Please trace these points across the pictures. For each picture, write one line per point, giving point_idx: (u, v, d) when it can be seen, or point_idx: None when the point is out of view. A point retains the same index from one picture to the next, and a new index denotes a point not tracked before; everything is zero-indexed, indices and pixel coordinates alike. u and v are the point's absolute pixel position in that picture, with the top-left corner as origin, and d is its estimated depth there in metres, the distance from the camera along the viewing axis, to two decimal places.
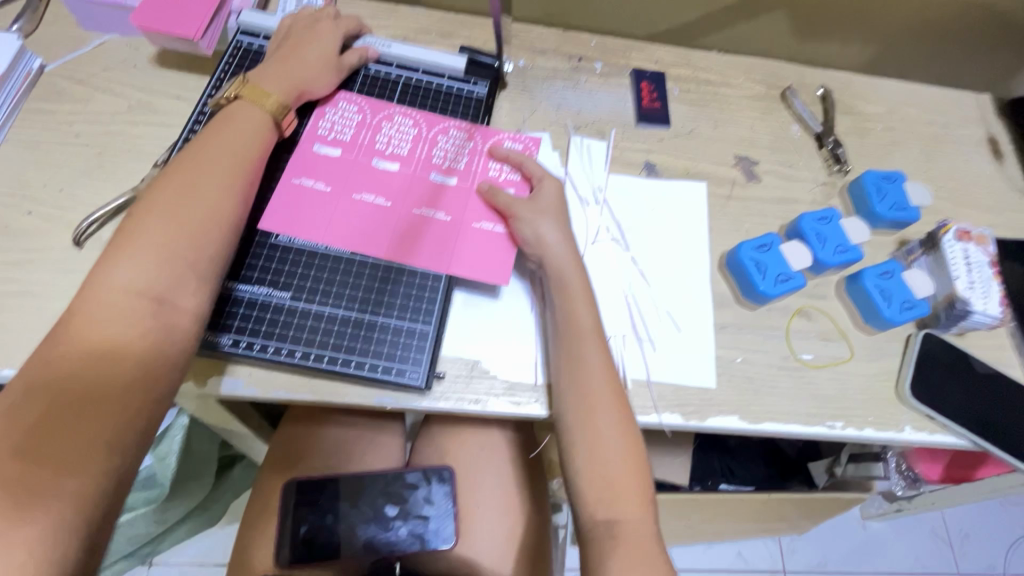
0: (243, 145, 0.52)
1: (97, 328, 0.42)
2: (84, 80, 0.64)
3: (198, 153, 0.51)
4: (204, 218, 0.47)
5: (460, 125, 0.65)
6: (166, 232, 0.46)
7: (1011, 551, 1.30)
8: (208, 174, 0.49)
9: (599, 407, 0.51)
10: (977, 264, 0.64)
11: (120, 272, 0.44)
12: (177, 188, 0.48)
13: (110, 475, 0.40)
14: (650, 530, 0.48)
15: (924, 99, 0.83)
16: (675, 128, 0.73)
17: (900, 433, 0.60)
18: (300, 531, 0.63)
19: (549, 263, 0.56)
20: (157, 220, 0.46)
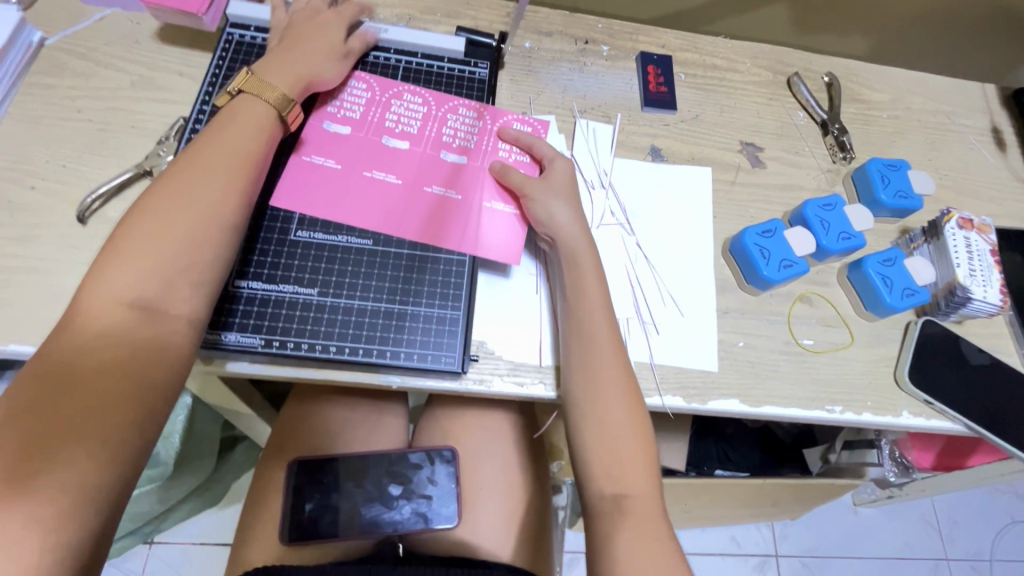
0: (242, 149, 0.50)
1: (103, 342, 0.41)
2: (85, 54, 0.63)
3: (194, 155, 0.48)
4: (204, 232, 0.46)
5: (470, 105, 0.65)
6: (160, 244, 0.44)
7: (998, 538, 1.32)
8: (202, 176, 0.47)
9: (611, 385, 0.51)
10: (978, 253, 0.65)
11: (120, 284, 0.42)
12: (173, 194, 0.46)
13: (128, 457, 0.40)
14: (655, 507, 0.49)
15: (930, 88, 0.83)
16: (681, 113, 0.73)
17: (897, 418, 0.61)
18: (304, 509, 0.64)
19: (561, 243, 0.56)
20: (152, 227, 0.44)
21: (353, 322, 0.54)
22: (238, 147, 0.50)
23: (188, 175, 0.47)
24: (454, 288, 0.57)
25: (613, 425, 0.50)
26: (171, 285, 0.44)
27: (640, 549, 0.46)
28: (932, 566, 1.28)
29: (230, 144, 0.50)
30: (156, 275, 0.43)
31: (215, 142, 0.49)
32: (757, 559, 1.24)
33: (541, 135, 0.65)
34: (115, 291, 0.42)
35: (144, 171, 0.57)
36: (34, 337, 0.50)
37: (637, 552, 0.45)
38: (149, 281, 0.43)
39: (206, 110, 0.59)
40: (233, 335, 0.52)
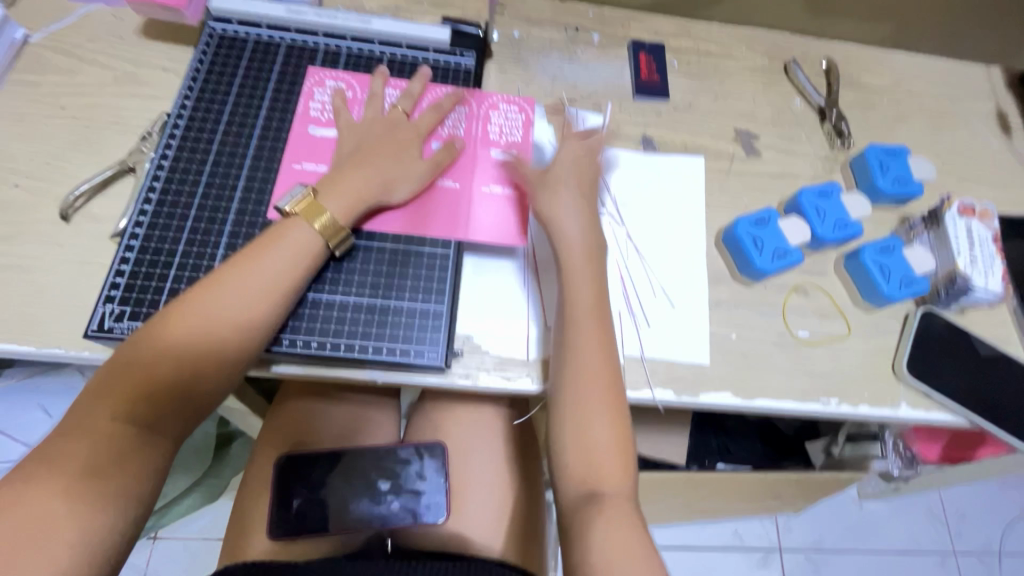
0: (306, 252, 0.50)
1: (160, 379, 0.44)
2: (68, 51, 0.62)
3: (261, 240, 0.50)
4: (264, 292, 0.48)
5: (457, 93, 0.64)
6: (215, 329, 0.46)
7: (1006, 532, 1.30)
8: (268, 267, 0.48)
9: (589, 381, 0.50)
10: (979, 240, 0.63)
11: (183, 332, 0.45)
12: (249, 276, 0.48)
13: (138, 461, 0.43)
14: (631, 494, 0.48)
15: (932, 71, 0.80)
16: (673, 101, 0.71)
17: (895, 410, 0.59)
18: (293, 505, 0.65)
19: (559, 244, 0.55)
20: (206, 309, 0.46)
21: (339, 318, 0.53)
22: (302, 240, 0.50)
23: (256, 265, 0.48)
24: (438, 285, 0.56)
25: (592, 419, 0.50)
26: (213, 370, 0.46)
27: (615, 545, 0.44)
28: (939, 559, 1.26)
29: (294, 238, 0.50)
30: (204, 359, 0.45)
31: (283, 235, 0.50)
32: (760, 553, 1.23)
33: (526, 113, 0.65)
34: (166, 350, 0.45)
35: (127, 167, 0.57)
36: (15, 334, 0.50)
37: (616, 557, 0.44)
38: (194, 361, 0.45)
39: (187, 105, 0.58)
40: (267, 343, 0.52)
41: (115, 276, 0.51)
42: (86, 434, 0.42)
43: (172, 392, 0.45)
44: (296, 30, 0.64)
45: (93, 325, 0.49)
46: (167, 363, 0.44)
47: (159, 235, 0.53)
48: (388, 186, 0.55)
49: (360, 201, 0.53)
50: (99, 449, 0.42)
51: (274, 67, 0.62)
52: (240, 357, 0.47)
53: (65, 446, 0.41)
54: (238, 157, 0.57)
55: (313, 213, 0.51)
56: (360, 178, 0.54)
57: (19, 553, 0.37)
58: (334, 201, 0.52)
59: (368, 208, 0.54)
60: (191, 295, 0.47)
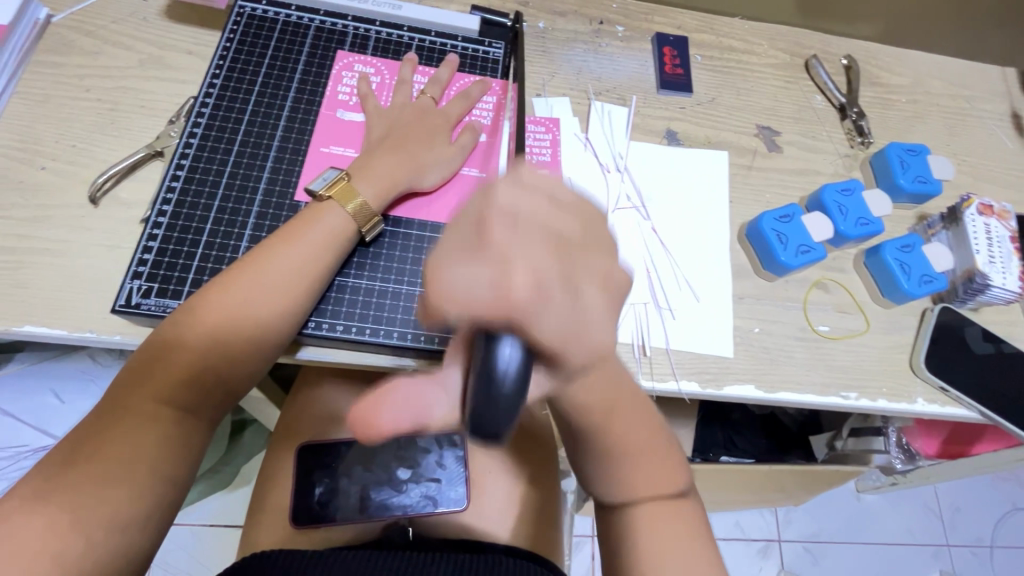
0: (339, 235, 0.51)
1: (197, 360, 0.45)
2: (92, 32, 0.62)
3: (293, 224, 0.50)
4: (299, 278, 0.48)
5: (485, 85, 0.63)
6: (252, 309, 0.46)
7: (999, 525, 1.33)
8: (302, 252, 0.49)
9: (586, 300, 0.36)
10: (998, 239, 0.64)
11: (219, 315, 0.45)
12: (284, 261, 0.48)
13: (172, 442, 0.43)
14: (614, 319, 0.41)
15: (950, 71, 0.81)
16: (697, 96, 0.72)
17: (911, 405, 0.60)
18: (316, 493, 0.65)
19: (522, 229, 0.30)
20: (245, 290, 0.46)
21: (367, 304, 0.54)
22: (335, 227, 0.50)
23: (291, 247, 0.48)
24: None
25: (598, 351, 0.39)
26: (249, 349, 0.47)
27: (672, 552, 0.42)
28: (933, 552, 1.29)
29: (327, 222, 0.50)
30: (241, 342, 0.46)
31: (317, 218, 0.50)
32: (760, 544, 1.26)
33: (553, 132, 0.65)
34: (205, 330, 0.45)
35: (155, 151, 0.57)
36: (46, 317, 0.50)
37: (670, 550, 0.42)
38: (231, 344, 0.46)
39: (216, 84, 0.58)
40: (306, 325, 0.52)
41: (143, 254, 0.51)
42: (125, 414, 0.42)
43: (211, 371, 0.45)
44: (325, 13, 0.63)
45: (120, 300, 0.49)
46: (206, 342, 0.45)
47: (187, 215, 0.53)
48: (420, 171, 0.56)
49: (392, 186, 0.54)
50: (137, 429, 0.42)
51: (303, 49, 0.61)
52: (275, 336, 0.48)
53: (106, 425, 0.42)
54: (266, 139, 0.57)
55: (344, 197, 0.52)
56: (392, 163, 0.54)
57: (63, 529, 0.38)
58: (367, 185, 0.53)
59: (399, 193, 0.55)
60: (227, 279, 0.47)
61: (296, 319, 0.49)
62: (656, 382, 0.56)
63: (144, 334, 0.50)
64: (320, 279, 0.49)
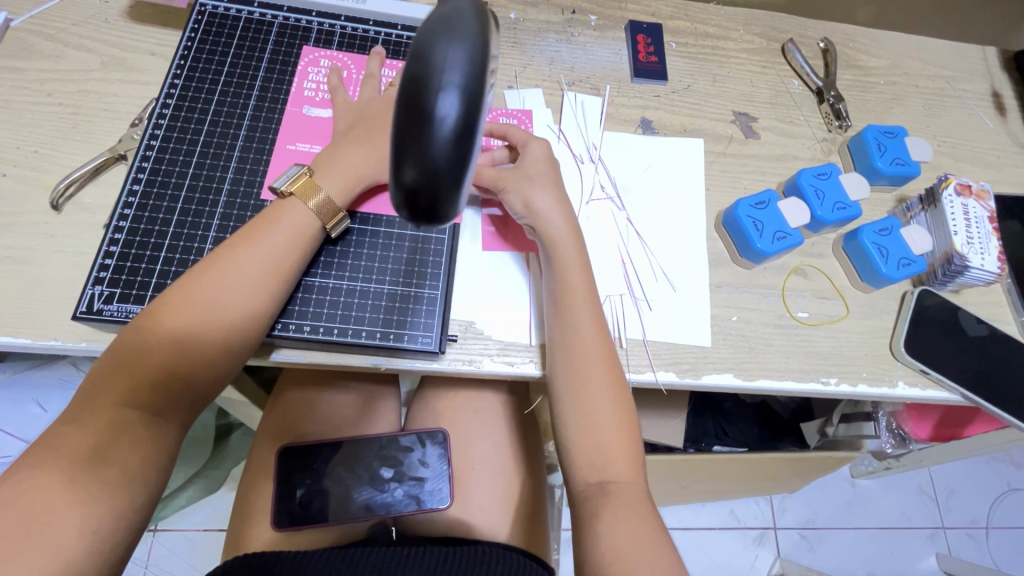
0: (302, 233, 0.50)
1: (157, 364, 0.43)
2: (52, 36, 0.60)
3: (257, 223, 0.49)
4: (263, 278, 0.47)
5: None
6: (217, 313, 0.45)
7: (994, 507, 1.34)
8: (266, 251, 0.48)
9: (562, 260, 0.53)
10: (976, 220, 0.63)
11: (179, 317, 0.44)
12: (247, 261, 0.47)
13: (137, 448, 0.43)
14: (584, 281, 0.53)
15: (929, 51, 0.80)
16: (672, 84, 0.71)
17: (893, 389, 0.60)
18: (296, 495, 0.65)
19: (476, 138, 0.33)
20: (208, 293, 0.45)
21: (337, 303, 0.53)
22: (300, 226, 0.50)
23: (254, 247, 0.47)
24: (432, 269, 0.56)
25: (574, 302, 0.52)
26: (213, 353, 0.45)
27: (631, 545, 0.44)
28: (929, 534, 1.29)
29: (291, 221, 0.49)
30: (205, 346, 0.45)
31: (280, 218, 0.49)
32: (756, 533, 1.25)
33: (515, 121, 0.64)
34: (166, 335, 0.44)
35: (118, 155, 0.56)
36: (10, 327, 0.49)
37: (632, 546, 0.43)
38: (193, 348, 0.44)
39: (177, 84, 0.57)
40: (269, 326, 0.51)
41: (104, 258, 0.50)
42: (91, 420, 0.42)
43: (176, 377, 0.44)
44: (289, 10, 0.62)
45: (81, 307, 0.48)
46: (170, 349, 0.44)
47: (149, 217, 0.52)
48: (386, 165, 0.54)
49: (357, 181, 0.53)
50: (103, 435, 0.41)
51: (266, 46, 0.60)
52: (242, 339, 0.46)
53: (71, 429, 0.41)
54: (229, 139, 0.56)
55: (306, 191, 0.51)
56: (357, 157, 0.53)
57: (24, 536, 0.37)
58: (330, 181, 0.52)
59: (365, 188, 0.54)
60: (190, 280, 0.46)
61: (265, 322, 0.48)
62: (632, 374, 0.56)
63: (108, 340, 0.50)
64: (285, 279, 0.48)
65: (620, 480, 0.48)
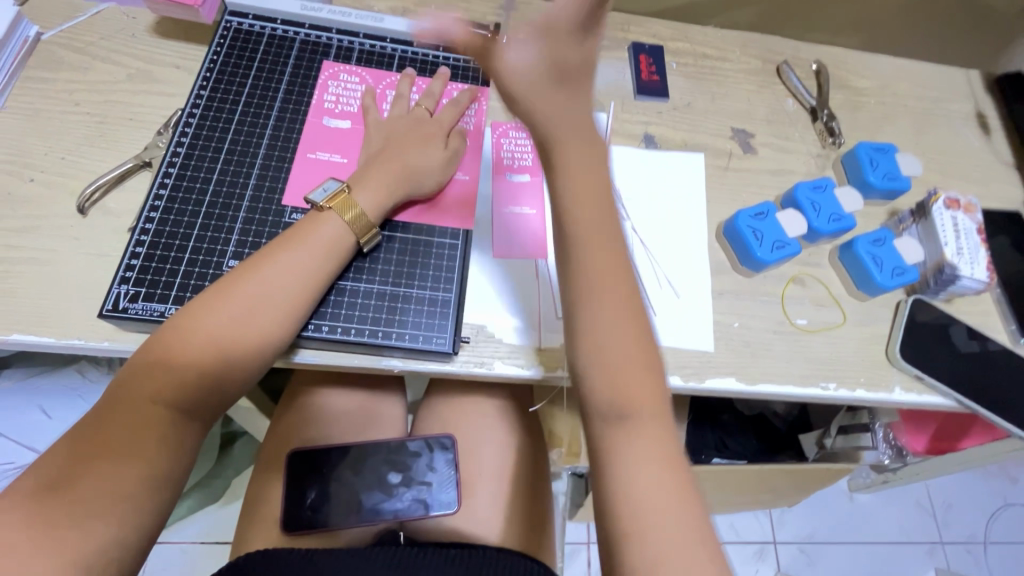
0: (336, 242, 0.52)
1: (190, 366, 0.45)
2: (82, 48, 0.63)
3: (292, 235, 0.51)
4: (296, 292, 0.49)
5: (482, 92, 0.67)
6: (252, 311, 0.47)
7: (991, 521, 1.34)
8: (299, 264, 0.50)
9: (622, 360, 0.42)
10: (965, 232, 0.66)
11: (214, 321, 0.46)
12: (282, 273, 0.49)
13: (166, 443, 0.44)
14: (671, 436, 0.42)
15: (916, 73, 0.84)
16: (673, 101, 0.74)
17: (890, 394, 0.62)
18: (307, 499, 0.65)
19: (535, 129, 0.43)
20: (244, 292, 0.47)
21: (355, 309, 0.54)
22: (332, 238, 0.52)
23: (289, 261, 0.49)
24: (448, 274, 0.58)
25: (641, 445, 0.41)
26: (243, 360, 0.47)
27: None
28: (927, 549, 1.30)
29: (325, 230, 0.52)
30: (236, 351, 0.46)
31: (315, 232, 0.51)
32: (755, 547, 1.26)
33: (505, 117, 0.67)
34: (201, 339, 0.45)
35: (143, 162, 0.58)
36: (35, 325, 0.50)
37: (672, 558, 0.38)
38: (225, 352, 0.46)
39: (203, 95, 0.60)
40: None
41: (130, 259, 0.52)
42: (121, 412, 0.43)
43: (211, 371, 0.46)
44: (310, 26, 0.65)
45: (107, 305, 0.50)
46: (207, 345, 0.45)
47: (174, 220, 0.54)
48: (416, 181, 0.57)
49: (389, 197, 0.55)
50: (133, 426, 0.43)
51: (288, 60, 0.63)
52: (275, 342, 0.48)
53: (101, 421, 0.42)
54: (252, 147, 0.58)
55: (345, 208, 0.53)
56: (391, 174, 0.56)
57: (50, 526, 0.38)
58: (365, 197, 0.54)
59: (396, 204, 0.56)
60: (229, 284, 0.48)
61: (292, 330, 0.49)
62: None
63: (129, 337, 0.51)
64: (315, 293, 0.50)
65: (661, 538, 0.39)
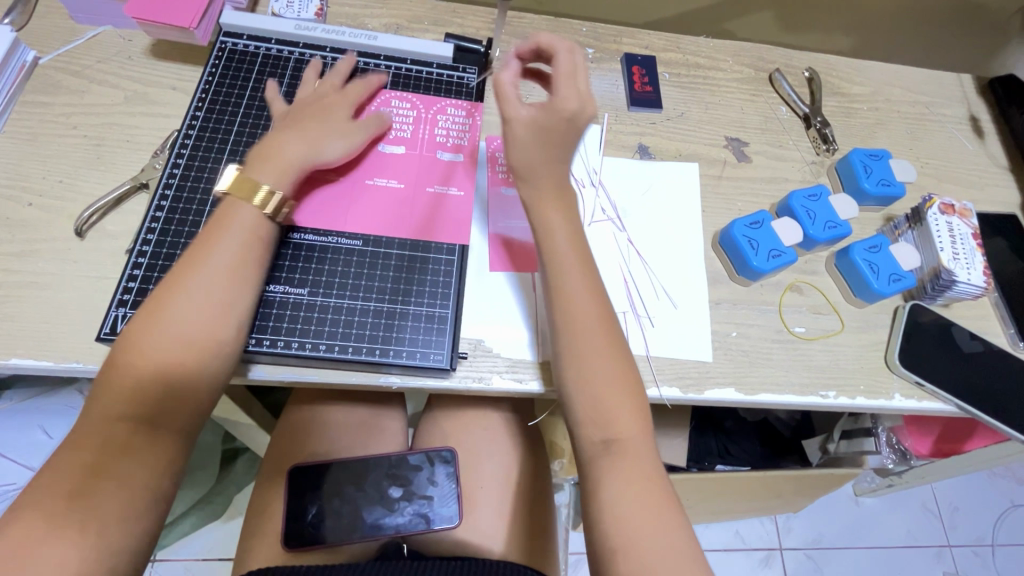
0: (252, 229, 0.50)
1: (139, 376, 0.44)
2: (79, 72, 0.64)
3: (211, 230, 0.50)
4: (223, 283, 0.48)
5: (457, 103, 0.67)
6: (188, 319, 0.46)
7: (998, 524, 1.33)
8: (222, 255, 0.48)
9: (604, 378, 0.48)
10: (961, 237, 0.66)
11: (156, 328, 0.45)
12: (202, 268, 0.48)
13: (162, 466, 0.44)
14: (645, 445, 0.48)
15: (909, 78, 0.85)
16: (667, 112, 0.74)
17: (890, 401, 0.62)
18: (307, 515, 0.65)
19: (529, 185, 0.52)
20: (176, 296, 0.46)
21: (286, 316, 0.54)
22: (246, 222, 0.50)
23: (211, 255, 0.48)
24: (444, 289, 0.58)
25: (623, 460, 0.46)
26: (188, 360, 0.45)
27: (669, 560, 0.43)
28: (935, 553, 1.29)
29: (239, 220, 0.50)
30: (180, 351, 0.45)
31: (230, 221, 0.50)
32: (761, 554, 1.25)
33: (473, 116, 0.66)
34: (145, 349, 0.44)
35: (141, 183, 0.58)
36: (33, 350, 0.50)
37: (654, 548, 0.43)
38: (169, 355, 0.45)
39: (199, 116, 0.60)
40: (285, 343, 0.52)
41: (128, 281, 0.52)
42: (114, 427, 0.43)
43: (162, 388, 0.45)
44: (305, 46, 0.66)
45: (106, 328, 0.50)
46: (150, 354, 0.44)
47: (171, 241, 0.54)
48: (317, 148, 0.55)
49: (288, 173, 0.53)
50: (128, 441, 0.43)
51: (283, 80, 0.64)
52: (218, 338, 0.47)
53: (91, 438, 0.42)
54: (248, 167, 0.59)
55: (248, 189, 0.51)
56: (288, 147, 0.54)
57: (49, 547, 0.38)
58: (264, 175, 0.52)
59: (298, 174, 0.54)
60: (165, 293, 0.47)
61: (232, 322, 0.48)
62: None
63: None
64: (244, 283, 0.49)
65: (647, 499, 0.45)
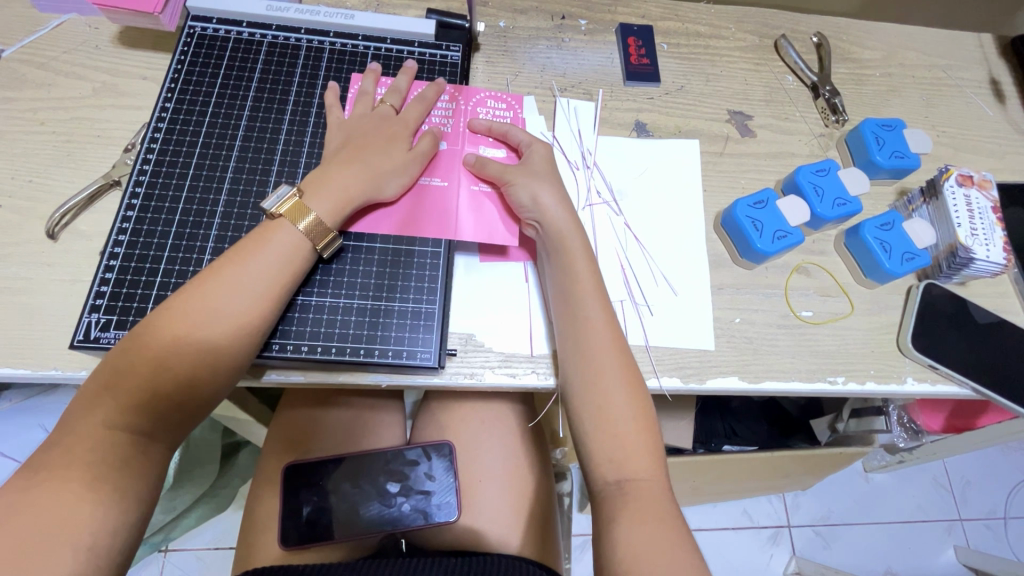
0: (290, 254, 0.48)
1: (148, 381, 0.42)
2: (44, 64, 0.61)
3: (245, 244, 0.48)
4: (249, 303, 0.46)
5: (498, 95, 0.63)
6: (203, 331, 0.44)
7: (1011, 496, 1.32)
8: (253, 273, 0.46)
9: (617, 386, 0.49)
10: (979, 211, 0.62)
11: (174, 333, 0.43)
12: (230, 284, 0.45)
13: (142, 478, 0.42)
14: (663, 488, 0.47)
15: (924, 40, 0.79)
16: (665, 85, 0.70)
17: (902, 385, 0.59)
18: (302, 513, 0.64)
19: (548, 227, 0.54)
20: (201, 307, 0.44)
21: (309, 323, 0.52)
22: (285, 245, 0.48)
23: (241, 271, 0.46)
24: (430, 285, 0.55)
25: (636, 496, 0.46)
26: (202, 375, 0.44)
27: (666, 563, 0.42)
28: (946, 527, 1.28)
29: (275, 240, 0.48)
30: (193, 366, 0.43)
31: (266, 239, 0.48)
32: (770, 531, 1.24)
33: (515, 109, 0.63)
34: (160, 354, 0.43)
35: (112, 180, 0.56)
36: (10, 358, 0.49)
37: (648, 557, 0.42)
38: (181, 367, 0.43)
39: (169, 108, 0.57)
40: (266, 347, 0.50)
41: (100, 285, 0.50)
42: (78, 440, 0.41)
43: (157, 398, 0.42)
44: (277, 28, 0.62)
45: (78, 335, 0.48)
46: (164, 358, 0.43)
47: (144, 241, 0.52)
48: (377, 182, 0.53)
49: (348, 201, 0.51)
50: (94, 454, 0.40)
51: (256, 65, 0.60)
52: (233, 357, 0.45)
53: (56, 452, 0.40)
54: (222, 160, 0.56)
55: (300, 215, 0.49)
56: (347, 176, 0.52)
57: (23, 560, 0.36)
58: (319, 202, 0.50)
59: (356, 209, 0.52)
60: (184, 297, 0.45)
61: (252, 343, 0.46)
62: None
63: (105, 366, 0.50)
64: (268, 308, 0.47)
65: (640, 477, 0.47)
